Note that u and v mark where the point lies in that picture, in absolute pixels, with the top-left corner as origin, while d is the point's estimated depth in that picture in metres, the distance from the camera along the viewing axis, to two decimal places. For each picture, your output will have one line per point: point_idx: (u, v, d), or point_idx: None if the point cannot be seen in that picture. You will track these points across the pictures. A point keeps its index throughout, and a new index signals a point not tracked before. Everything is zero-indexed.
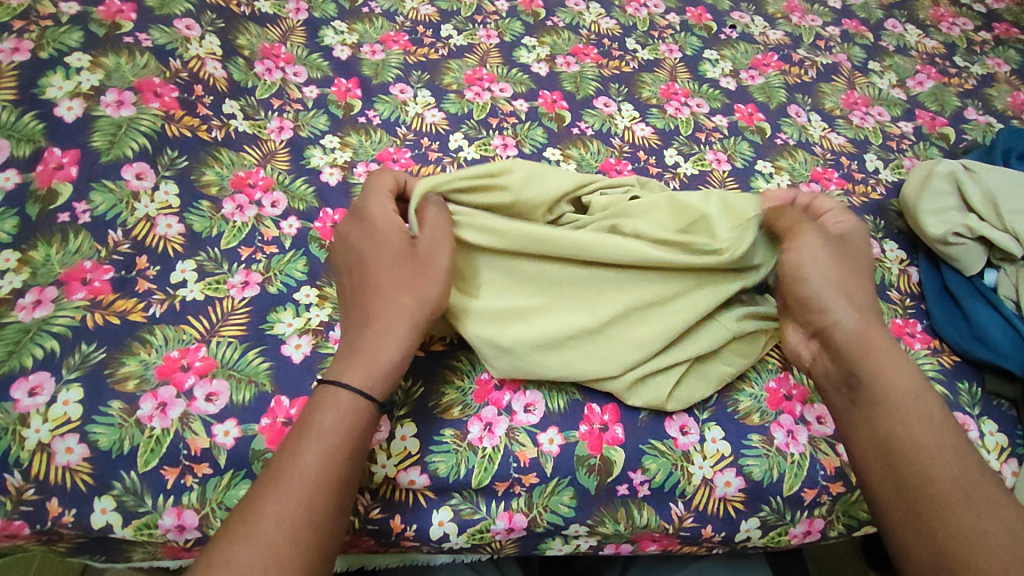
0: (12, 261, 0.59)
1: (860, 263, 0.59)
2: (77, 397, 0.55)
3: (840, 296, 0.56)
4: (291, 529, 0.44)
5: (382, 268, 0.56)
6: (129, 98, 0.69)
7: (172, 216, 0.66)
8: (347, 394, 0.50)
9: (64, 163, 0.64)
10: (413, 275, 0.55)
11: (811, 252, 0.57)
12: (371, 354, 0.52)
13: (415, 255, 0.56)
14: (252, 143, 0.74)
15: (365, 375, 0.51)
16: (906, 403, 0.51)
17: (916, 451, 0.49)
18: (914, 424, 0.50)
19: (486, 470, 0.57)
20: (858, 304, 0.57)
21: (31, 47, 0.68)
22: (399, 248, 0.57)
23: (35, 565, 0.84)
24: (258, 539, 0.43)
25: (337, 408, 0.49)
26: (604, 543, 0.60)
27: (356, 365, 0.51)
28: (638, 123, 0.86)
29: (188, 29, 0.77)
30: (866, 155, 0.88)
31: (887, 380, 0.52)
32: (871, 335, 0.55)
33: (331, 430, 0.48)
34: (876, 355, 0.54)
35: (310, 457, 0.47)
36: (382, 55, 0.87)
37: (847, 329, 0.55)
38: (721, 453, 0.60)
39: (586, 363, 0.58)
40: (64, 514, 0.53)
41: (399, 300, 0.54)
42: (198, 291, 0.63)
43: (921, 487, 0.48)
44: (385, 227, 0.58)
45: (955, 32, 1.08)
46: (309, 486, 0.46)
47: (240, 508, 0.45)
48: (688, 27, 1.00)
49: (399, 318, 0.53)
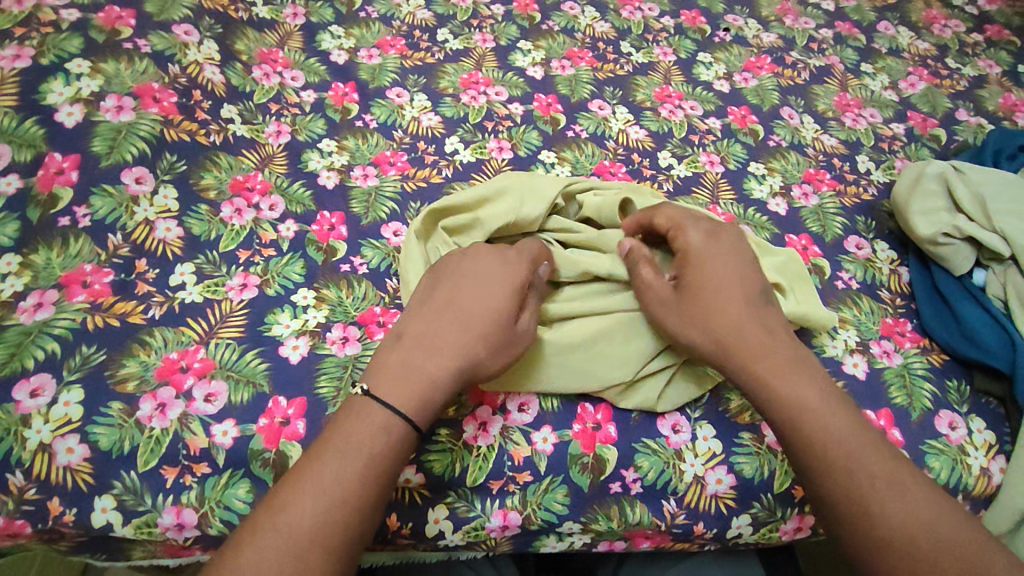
0: (14, 264, 0.60)
1: (721, 276, 0.56)
2: (77, 398, 0.56)
3: (714, 332, 0.55)
4: (323, 540, 0.44)
5: (476, 307, 0.55)
6: (129, 104, 0.70)
7: (171, 220, 0.67)
8: (401, 423, 0.49)
9: (65, 168, 0.65)
10: (504, 335, 0.54)
11: (659, 306, 0.58)
12: (424, 385, 0.51)
13: (514, 322, 0.56)
14: (250, 147, 0.75)
15: (417, 409, 0.50)
16: (804, 428, 0.51)
17: (819, 472, 0.50)
18: (824, 437, 0.50)
19: (481, 468, 0.58)
20: (738, 322, 0.55)
21: (32, 54, 0.69)
22: (507, 301, 0.55)
23: (37, 565, 0.84)
24: (287, 546, 0.43)
25: (384, 433, 0.49)
26: (598, 540, 0.61)
27: (411, 392, 0.50)
28: (632, 126, 0.87)
29: (187, 35, 0.78)
30: (858, 157, 0.89)
31: (786, 407, 0.52)
32: (756, 359, 0.53)
33: (377, 450, 0.48)
34: (771, 383, 0.53)
35: (353, 473, 0.47)
36: (379, 60, 0.88)
37: (735, 364, 0.54)
38: (712, 451, 0.61)
39: (581, 370, 0.60)
40: (65, 514, 0.54)
41: (475, 348, 0.53)
42: (197, 293, 0.64)
43: (846, 506, 0.48)
44: (509, 275, 0.57)
45: (948, 34, 1.09)
46: (330, 497, 0.45)
47: (265, 510, 0.45)
48: (682, 30, 1.01)
49: (467, 366, 0.53)
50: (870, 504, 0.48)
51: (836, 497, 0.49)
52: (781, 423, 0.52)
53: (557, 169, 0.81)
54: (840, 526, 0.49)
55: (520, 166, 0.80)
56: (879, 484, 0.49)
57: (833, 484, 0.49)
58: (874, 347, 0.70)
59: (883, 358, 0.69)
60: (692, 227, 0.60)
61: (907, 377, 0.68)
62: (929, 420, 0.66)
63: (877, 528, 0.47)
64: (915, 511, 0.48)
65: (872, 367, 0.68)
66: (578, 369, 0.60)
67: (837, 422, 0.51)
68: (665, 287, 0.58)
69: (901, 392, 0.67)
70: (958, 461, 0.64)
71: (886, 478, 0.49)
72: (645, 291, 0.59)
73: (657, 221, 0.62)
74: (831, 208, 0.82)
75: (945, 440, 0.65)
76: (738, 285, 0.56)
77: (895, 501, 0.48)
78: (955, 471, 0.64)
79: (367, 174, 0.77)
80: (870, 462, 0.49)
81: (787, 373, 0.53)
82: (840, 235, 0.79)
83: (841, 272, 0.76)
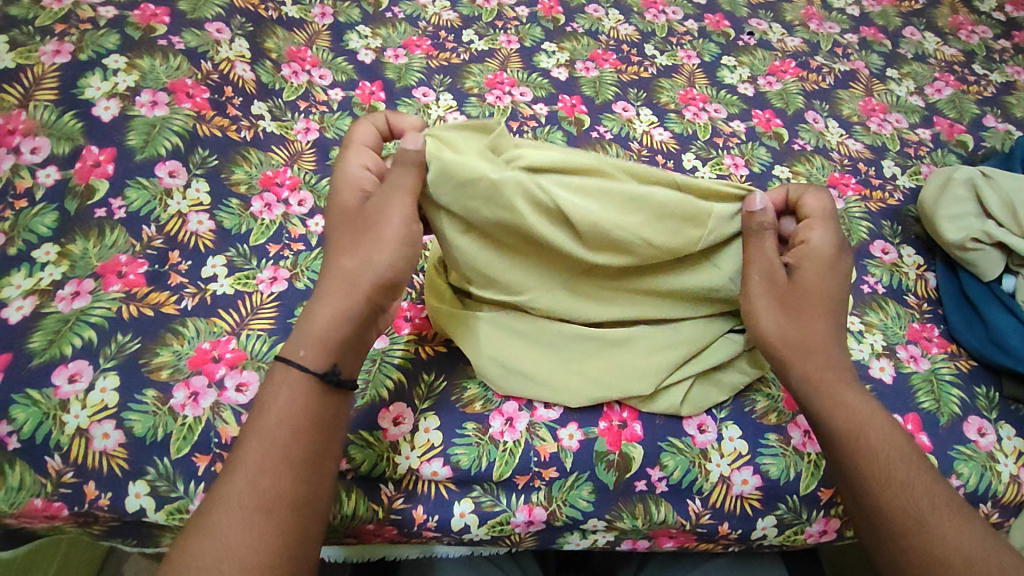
0: (52, 254, 0.62)
1: (829, 281, 0.57)
2: (113, 385, 0.57)
3: (802, 335, 0.56)
4: (239, 517, 0.44)
5: (332, 224, 0.55)
6: (163, 99, 0.72)
7: (204, 213, 0.68)
8: (282, 368, 0.50)
9: (101, 160, 0.67)
10: (366, 237, 0.53)
11: (761, 293, 0.57)
12: (305, 321, 0.52)
13: (372, 216, 0.53)
14: (279, 144, 0.76)
15: (293, 341, 0.51)
16: (867, 438, 0.52)
17: (879, 483, 0.51)
18: (885, 451, 0.52)
19: (508, 463, 0.58)
20: (826, 335, 0.56)
21: (72, 50, 0.71)
22: (351, 208, 0.55)
23: (54, 566, 0.84)
24: (224, 522, 0.44)
25: (280, 384, 0.49)
26: (622, 538, 0.61)
27: (292, 338, 0.51)
28: (656, 128, 0.87)
29: (219, 33, 0.80)
30: (883, 162, 0.88)
31: (848, 419, 0.53)
32: (829, 367, 0.55)
33: (279, 407, 0.48)
34: (840, 393, 0.54)
35: (258, 444, 0.47)
36: (405, 60, 0.89)
37: (800, 369, 0.56)
38: (738, 452, 0.61)
39: (591, 377, 0.60)
40: (100, 498, 0.55)
41: (341, 261, 0.53)
42: (228, 285, 0.65)
43: (902, 517, 0.49)
44: (341, 177, 0.55)
45: (974, 39, 1.09)
46: (264, 474, 0.46)
47: (199, 509, 0.46)
48: (706, 33, 1.01)
49: (342, 284, 0.52)
50: (927, 521, 0.49)
51: (891, 509, 0.50)
52: (843, 431, 0.53)
53: None
54: (889, 535, 0.50)
55: None
56: (935, 501, 0.50)
57: (890, 495, 0.50)
58: (900, 352, 0.70)
59: (910, 363, 0.69)
60: (827, 231, 0.58)
61: (935, 382, 0.68)
62: (958, 426, 0.65)
63: (933, 541, 0.48)
64: (966, 532, 0.49)
65: (899, 371, 0.68)
66: (589, 374, 0.60)
67: (897, 437, 0.53)
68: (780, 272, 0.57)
69: (928, 397, 0.67)
70: (987, 467, 0.64)
71: (943, 500, 0.50)
72: (757, 267, 0.57)
73: (807, 204, 0.60)
74: (856, 212, 0.82)
75: (974, 446, 0.65)
76: (835, 299, 0.57)
77: (948, 523, 0.49)
78: (984, 478, 0.63)
79: None
80: (923, 483, 0.51)
81: (849, 385, 0.54)
82: (866, 239, 0.79)
83: (867, 276, 0.75)
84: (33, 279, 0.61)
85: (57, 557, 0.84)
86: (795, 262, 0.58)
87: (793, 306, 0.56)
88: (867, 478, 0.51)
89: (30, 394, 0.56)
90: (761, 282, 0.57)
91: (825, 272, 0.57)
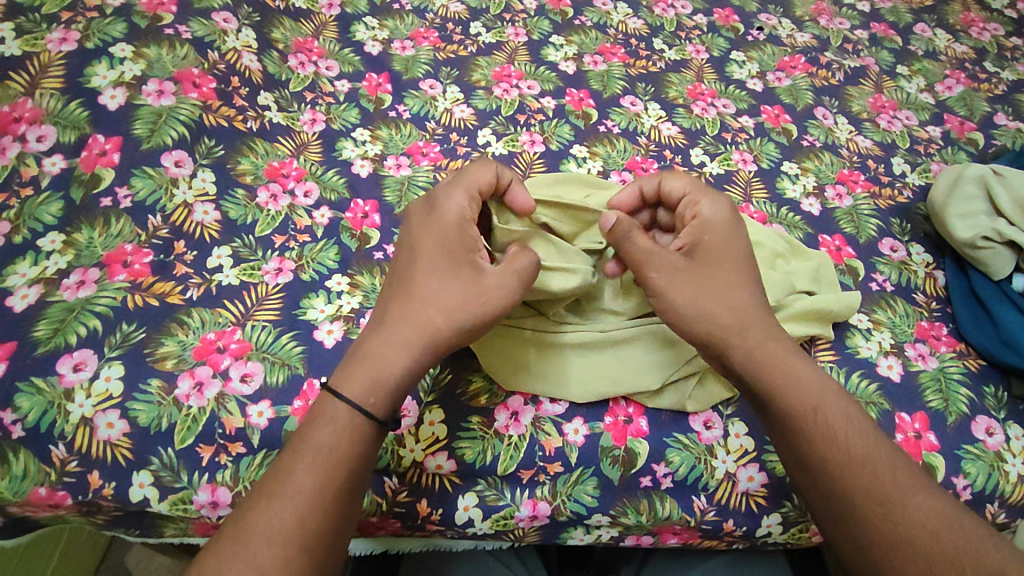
0: (58, 243, 0.62)
1: (731, 251, 0.57)
2: (118, 374, 0.57)
3: (722, 320, 0.54)
4: (278, 549, 0.45)
5: (419, 271, 0.54)
6: (169, 88, 0.71)
7: (209, 203, 0.68)
8: (343, 409, 0.50)
9: (107, 149, 0.66)
10: (461, 295, 0.53)
11: (667, 284, 0.55)
12: (378, 368, 0.51)
13: (475, 279, 0.54)
14: (285, 135, 0.76)
15: (366, 391, 0.50)
16: (819, 416, 0.52)
17: (838, 462, 0.51)
18: (841, 430, 0.52)
19: (513, 457, 0.58)
20: (750, 318, 0.55)
21: (78, 38, 0.70)
22: (454, 258, 0.54)
23: (52, 565, 0.84)
24: (256, 548, 0.45)
25: (331, 422, 0.49)
26: (625, 534, 0.61)
27: (360, 380, 0.51)
28: (664, 122, 0.86)
29: (226, 22, 0.79)
30: (893, 159, 0.88)
31: (798, 398, 0.53)
32: (769, 344, 0.54)
33: (331, 447, 0.49)
34: (785, 371, 0.54)
35: (302, 476, 0.47)
36: (412, 51, 0.88)
37: (738, 354, 0.54)
38: (744, 449, 0.60)
39: (597, 374, 0.60)
40: (104, 487, 0.55)
41: (429, 314, 0.53)
42: (233, 276, 0.64)
43: (865, 495, 0.50)
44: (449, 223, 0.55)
45: (986, 37, 1.08)
46: (301, 512, 0.46)
47: (226, 526, 0.47)
48: (715, 28, 1.00)
49: (425, 338, 0.52)
50: (893, 501, 0.50)
51: (856, 493, 0.50)
52: (798, 413, 0.52)
53: (588, 164, 0.80)
54: (855, 515, 0.50)
55: (552, 159, 0.80)
56: (901, 478, 0.51)
57: (852, 471, 0.50)
58: (908, 350, 0.69)
59: (919, 361, 0.68)
60: (711, 200, 0.58)
61: (943, 381, 0.67)
62: (966, 425, 0.65)
63: (904, 522, 0.49)
64: (938, 507, 0.50)
65: (907, 369, 0.68)
66: (594, 372, 0.60)
67: (849, 415, 0.53)
68: (678, 258, 0.56)
69: (936, 396, 0.66)
70: (995, 466, 0.63)
71: (907, 476, 0.51)
72: (651, 263, 0.55)
73: (667, 188, 0.60)
74: (865, 209, 0.81)
75: (982, 445, 0.64)
76: (747, 271, 0.57)
77: (916, 498, 0.50)
78: (992, 477, 0.63)
79: (400, 164, 0.77)
80: (890, 457, 0.52)
81: (791, 362, 0.54)
82: (874, 236, 0.78)
83: (875, 274, 0.75)
84: (38, 267, 0.61)
85: (55, 555, 0.84)
86: (693, 234, 0.57)
87: (704, 286, 0.55)
88: (829, 461, 0.51)
89: (35, 382, 0.56)
90: (658, 265, 0.55)
91: (724, 246, 0.57)
